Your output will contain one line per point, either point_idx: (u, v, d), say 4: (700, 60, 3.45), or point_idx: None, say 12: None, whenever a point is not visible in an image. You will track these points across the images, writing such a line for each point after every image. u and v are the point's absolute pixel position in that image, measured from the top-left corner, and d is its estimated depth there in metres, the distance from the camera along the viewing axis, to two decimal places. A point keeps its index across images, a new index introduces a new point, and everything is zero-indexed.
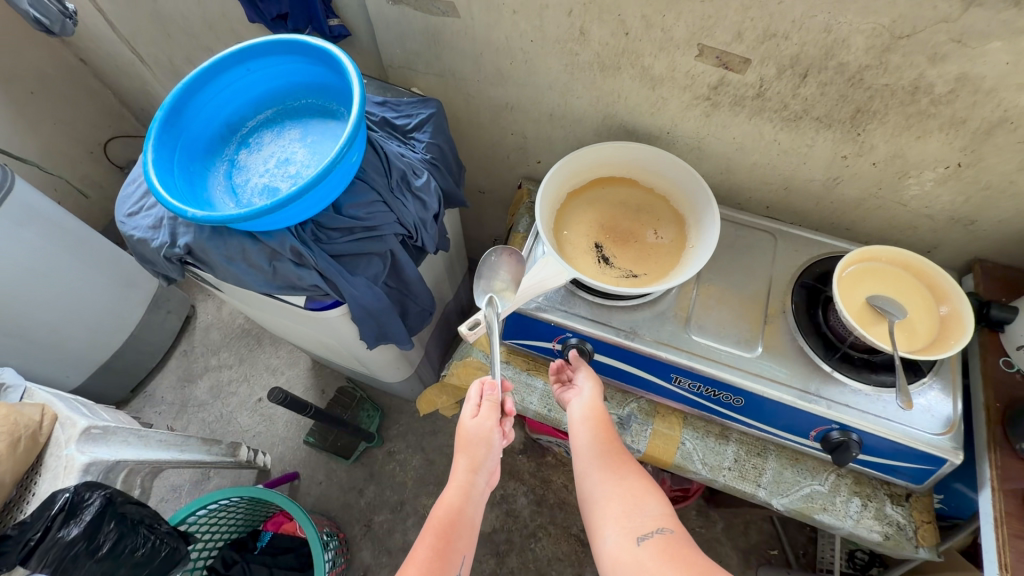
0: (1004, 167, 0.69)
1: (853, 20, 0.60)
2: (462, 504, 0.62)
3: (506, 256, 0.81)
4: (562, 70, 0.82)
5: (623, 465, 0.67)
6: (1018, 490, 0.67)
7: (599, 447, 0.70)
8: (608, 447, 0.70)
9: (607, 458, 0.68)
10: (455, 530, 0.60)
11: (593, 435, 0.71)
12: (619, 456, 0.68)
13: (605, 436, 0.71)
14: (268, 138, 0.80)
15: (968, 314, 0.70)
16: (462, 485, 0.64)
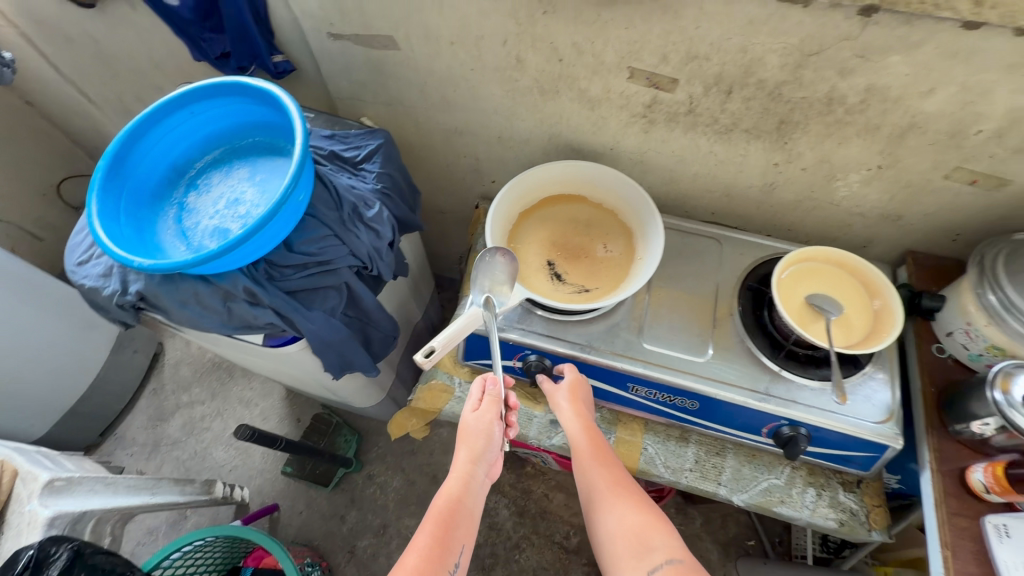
0: (920, 167, 0.73)
1: (766, 41, 0.64)
2: (463, 495, 0.66)
3: (501, 255, 0.79)
4: (504, 96, 0.84)
5: (629, 494, 0.68)
6: (954, 470, 0.72)
7: (603, 474, 0.70)
8: (614, 476, 0.71)
9: (613, 488, 0.69)
10: (454, 519, 0.65)
11: (599, 461, 0.72)
12: (624, 484, 0.70)
13: (610, 463, 0.72)
14: (216, 179, 0.81)
15: (898, 307, 0.74)
16: (463, 479, 0.68)
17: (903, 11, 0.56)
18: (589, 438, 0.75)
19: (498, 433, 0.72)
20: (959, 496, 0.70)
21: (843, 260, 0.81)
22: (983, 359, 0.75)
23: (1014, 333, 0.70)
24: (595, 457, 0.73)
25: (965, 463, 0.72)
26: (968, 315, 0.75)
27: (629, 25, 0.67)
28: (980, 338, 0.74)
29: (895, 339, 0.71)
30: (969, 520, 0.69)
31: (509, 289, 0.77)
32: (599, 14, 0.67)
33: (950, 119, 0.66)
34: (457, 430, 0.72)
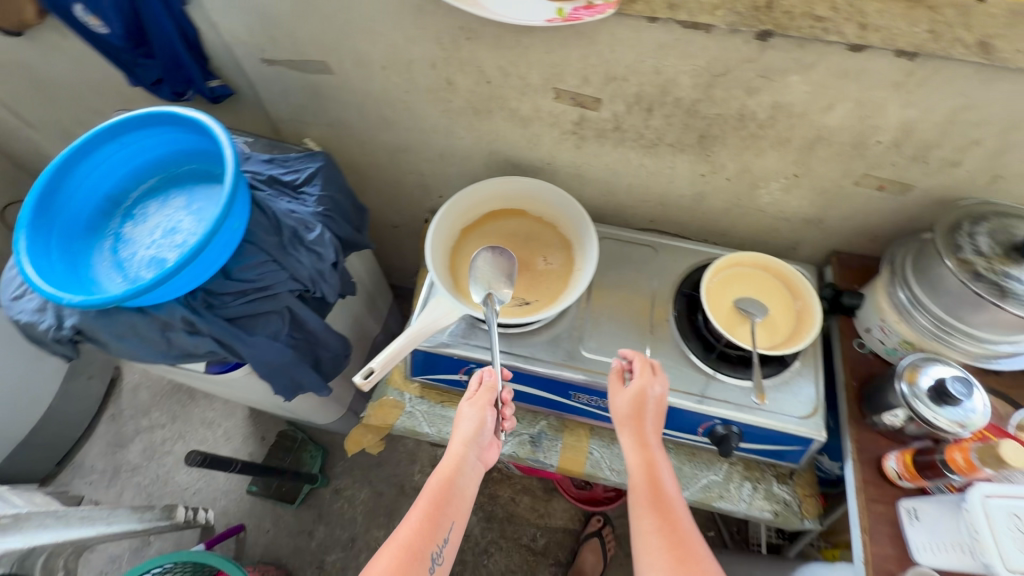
0: (831, 175, 0.78)
1: (676, 63, 0.67)
2: (457, 477, 0.68)
3: (492, 254, 0.84)
4: (440, 116, 0.86)
5: (684, 561, 0.61)
6: (872, 458, 0.77)
7: (659, 527, 0.64)
8: (671, 532, 0.64)
9: (668, 549, 0.62)
10: (445, 498, 0.67)
11: (655, 510, 0.66)
12: (679, 544, 0.63)
13: (670, 510, 0.66)
14: (153, 208, 0.81)
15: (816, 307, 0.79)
16: (456, 463, 0.69)
17: (795, 36, 0.60)
18: (651, 479, 0.68)
19: (489, 418, 0.72)
20: (877, 484, 0.75)
21: (768, 264, 0.85)
22: (898, 353, 0.80)
23: (921, 329, 0.76)
24: (653, 502, 0.67)
25: (882, 452, 0.77)
26: (881, 312, 0.80)
27: (549, 49, 0.69)
28: (893, 333, 0.79)
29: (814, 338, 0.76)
30: (886, 505, 0.73)
31: (507, 285, 0.82)
32: (519, 39, 0.69)
33: (851, 131, 0.70)
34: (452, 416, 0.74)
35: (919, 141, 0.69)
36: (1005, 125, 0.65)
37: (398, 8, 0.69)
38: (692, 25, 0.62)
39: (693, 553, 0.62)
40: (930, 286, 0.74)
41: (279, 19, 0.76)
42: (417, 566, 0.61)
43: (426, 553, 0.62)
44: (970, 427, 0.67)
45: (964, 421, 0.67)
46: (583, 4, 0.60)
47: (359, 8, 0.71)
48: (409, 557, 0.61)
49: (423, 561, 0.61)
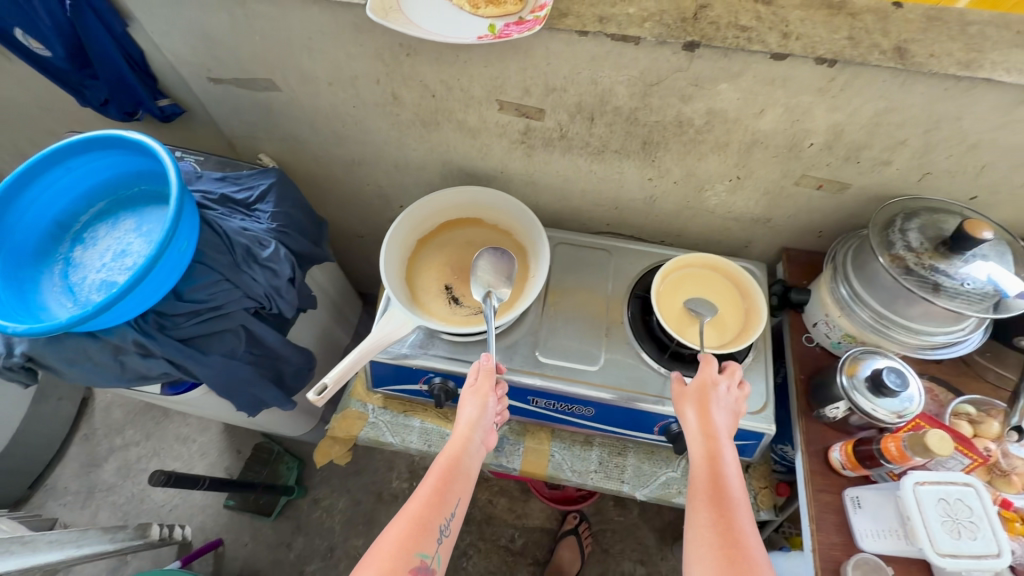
0: (771, 176, 0.80)
1: (611, 74, 0.68)
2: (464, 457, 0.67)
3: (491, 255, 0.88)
4: (390, 129, 0.87)
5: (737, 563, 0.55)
6: (820, 449, 0.79)
7: (716, 524, 0.58)
8: (728, 530, 0.58)
9: (719, 547, 0.56)
10: (452, 475, 0.66)
11: (712, 505, 0.60)
12: (734, 543, 0.57)
13: (729, 505, 0.60)
14: (103, 231, 0.80)
15: (761, 304, 0.81)
16: (462, 444, 0.68)
17: (720, 46, 0.62)
18: (714, 472, 0.63)
19: (490, 403, 0.72)
20: (825, 474, 0.77)
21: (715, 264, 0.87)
22: (843, 346, 0.83)
23: (861, 323, 0.78)
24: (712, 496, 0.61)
25: (829, 443, 0.79)
26: (825, 308, 0.82)
27: (487, 63, 0.70)
28: (836, 328, 0.82)
29: (759, 334, 0.78)
30: (833, 495, 0.76)
31: (506, 286, 0.85)
32: (458, 54, 0.70)
33: (785, 135, 0.72)
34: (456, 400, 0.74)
35: (849, 142, 0.72)
36: (927, 126, 0.67)
37: (337, 27, 0.69)
38: (622, 38, 0.63)
39: (749, 554, 0.56)
40: (867, 281, 0.77)
41: (221, 39, 0.76)
42: (425, 538, 0.60)
43: (435, 525, 0.61)
44: (907, 416, 0.71)
45: (901, 411, 0.71)
46: (514, 21, 0.63)
47: (298, 28, 0.71)
48: (417, 528, 0.60)
49: (431, 534, 0.61)
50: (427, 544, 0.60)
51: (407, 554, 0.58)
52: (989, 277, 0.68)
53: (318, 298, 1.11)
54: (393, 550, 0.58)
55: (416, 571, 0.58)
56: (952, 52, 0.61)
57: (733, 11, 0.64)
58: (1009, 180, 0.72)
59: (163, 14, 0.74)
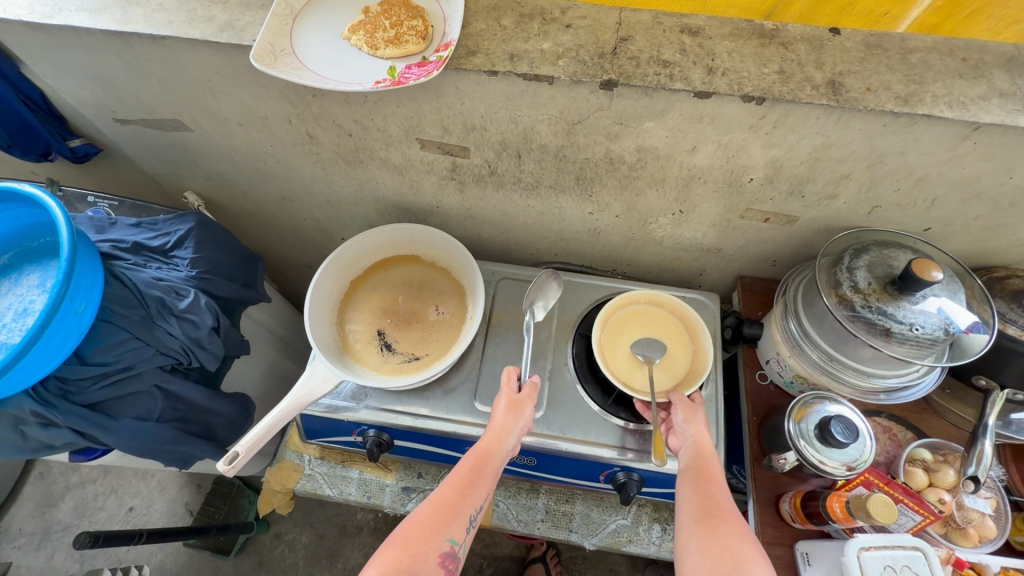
0: (714, 210, 0.76)
1: (531, 113, 0.63)
2: (499, 455, 0.64)
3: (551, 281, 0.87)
4: (314, 167, 0.82)
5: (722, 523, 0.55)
6: (770, 497, 0.74)
7: (706, 496, 0.58)
8: (711, 499, 0.58)
9: (704, 514, 0.56)
10: (483, 470, 0.62)
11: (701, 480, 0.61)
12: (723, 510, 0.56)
13: (713, 483, 0.60)
14: (5, 288, 0.75)
15: (706, 341, 0.76)
16: (497, 440, 0.65)
17: (639, 84, 0.57)
18: (700, 457, 0.64)
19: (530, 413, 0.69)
20: (775, 525, 0.73)
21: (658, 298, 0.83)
22: (796, 385, 0.78)
23: (810, 364, 0.74)
24: (699, 477, 0.61)
25: (781, 491, 0.74)
26: (776, 345, 0.78)
27: (398, 103, 0.65)
28: (788, 367, 0.77)
29: (706, 376, 0.73)
30: (783, 548, 0.72)
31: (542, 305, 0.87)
32: (365, 95, 0.65)
33: (722, 171, 0.67)
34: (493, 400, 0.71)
35: (791, 177, 0.67)
36: (870, 161, 0.62)
37: (233, 69, 0.64)
38: (534, 78, 0.58)
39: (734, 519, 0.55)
40: (815, 319, 0.72)
41: (117, 82, 0.71)
42: (453, 524, 0.58)
43: (464, 513, 0.59)
44: (859, 467, 0.66)
45: (853, 462, 0.66)
46: (416, 62, 0.59)
47: (194, 70, 0.66)
48: (444, 514, 0.58)
49: (460, 520, 0.58)
50: (455, 530, 0.57)
51: (433, 539, 0.56)
52: (941, 309, 0.64)
53: (262, 336, 1.06)
54: (420, 532, 0.56)
55: (445, 557, 0.55)
56: (890, 85, 0.57)
57: (656, 43, 0.60)
58: (961, 213, 0.68)
59: (50, 57, 0.69)
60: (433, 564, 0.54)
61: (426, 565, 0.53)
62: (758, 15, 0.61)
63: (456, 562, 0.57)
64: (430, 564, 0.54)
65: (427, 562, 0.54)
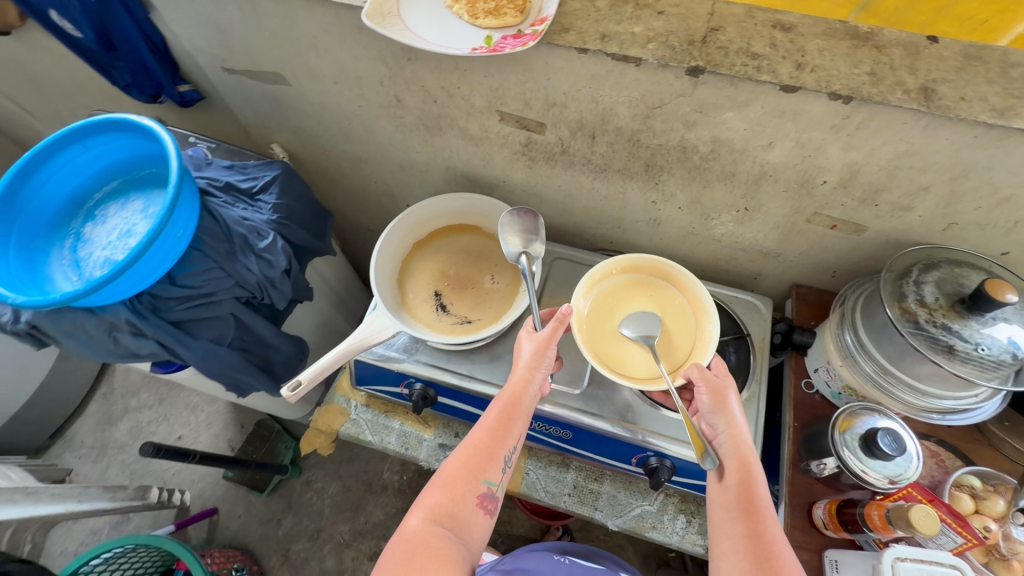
0: (781, 210, 0.76)
1: (612, 94, 0.66)
2: (524, 405, 0.64)
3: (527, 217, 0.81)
4: (395, 130, 0.86)
5: (776, 567, 0.51)
6: (804, 504, 0.74)
7: (753, 535, 0.55)
8: (763, 540, 0.54)
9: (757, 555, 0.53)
10: (514, 414, 0.64)
11: (744, 514, 0.57)
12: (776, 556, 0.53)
13: (760, 513, 0.56)
14: (113, 210, 0.84)
15: (703, 292, 0.74)
16: (524, 392, 0.65)
17: (725, 73, 0.58)
18: (745, 476, 0.59)
19: (552, 354, 0.69)
20: (805, 530, 0.73)
21: (632, 265, 0.78)
22: (843, 397, 0.77)
23: (863, 375, 0.73)
24: (743, 499, 0.58)
25: (815, 498, 0.74)
26: (828, 354, 0.77)
27: (487, 74, 0.69)
28: (837, 377, 0.77)
29: (720, 325, 0.70)
30: (811, 553, 0.72)
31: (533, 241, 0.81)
32: (457, 63, 0.69)
33: (795, 170, 0.68)
34: (516, 345, 0.71)
35: (866, 184, 0.66)
36: (953, 174, 0.61)
37: (339, 27, 0.69)
38: (622, 58, 0.60)
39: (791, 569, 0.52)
40: (874, 331, 0.72)
41: (233, 33, 0.77)
42: (489, 468, 0.60)
43: (498, 456, 0.61)
44: (901, 482, 0.66)
45: (896, 476, 0.66)
46: (513, 33, 0.62)
47: (303, 27, 0.71)
48: (480, 457, 0.60)
49: (496, 464, 0.60)
50: (491, 473, 0.60)
51: (471, 481, 0.58)
52: (1011, 337, 0.62)
53: (321, 288, 1.13)
54: (457, 477, 0.58)
55: (482, 497, 0.58)
56: (986, 97, 0.56)
57: (747, 36, 0.61)
58: None
59: (180, 5, 0.76)
60: (472, 506, 0.58)
61: (465, 509, 0.57)
62: (835, 14, 0.62)
63: (495, 501, 0.60)
64: (470, 507, 0.57)
65: (466, 505, 0.57)
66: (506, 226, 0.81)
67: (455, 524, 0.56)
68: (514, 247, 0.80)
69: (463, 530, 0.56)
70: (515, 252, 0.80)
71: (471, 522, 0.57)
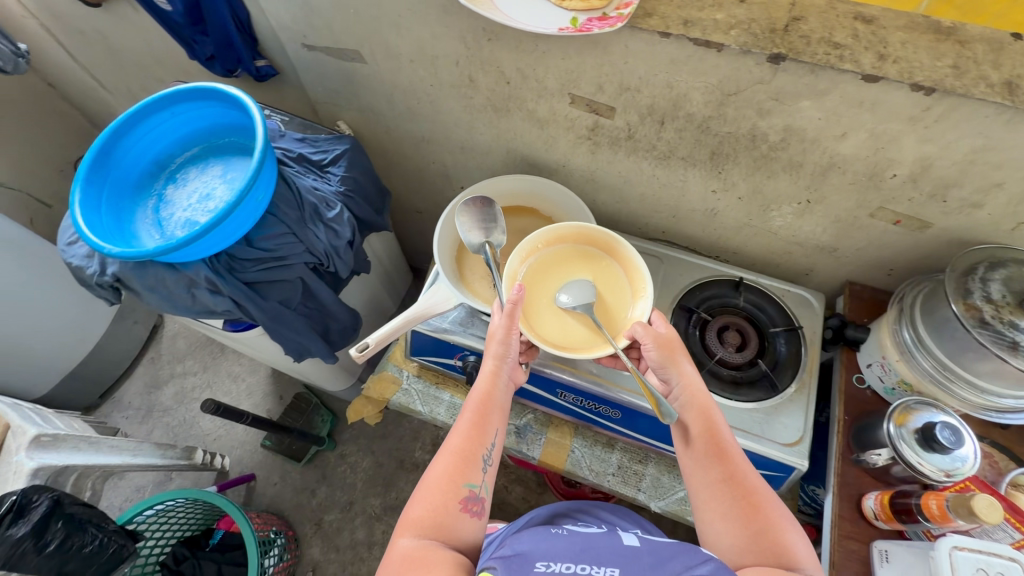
0: (845, 203, 0.76)
1: (689, 79, 0.67)
2: (493, 391, 0.67)
3: (480, 204, 0.85)
4: (463, 111, 0.89)
5: (753, 508, 0.59)
6: (853, 495, 0.75)
7: (728, 487, 0.61)
8: (738, 486, 0.61)
9: (739, 502, 0.60)
10: (488, 410, 0.66)
11: (717, 458, 0.63)
12: (752, 492, 0.60)
13: (730, 462, 0.63)
14: (193, 174, 0.88)
15: (630, 250, 0.76)
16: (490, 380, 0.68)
17: (808, 61, 0.59)
18: (709, 431, 0.65)
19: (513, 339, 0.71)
20: (854, 521, 0.74)
21: (554, 234, 0.79)
22: (896, 393, 0.78)
23: (920, 371, 0.73)
24: (714, 454, 0.64)
25: (864, 490, 0.75)
26: (884, 349, 0.78)
27: (565, 56, 0.71)
28: (893, 372, 0.77)
29: (652, 281, 0.74)
30: (859, 543, 0.72)
31: (494, 229, 0.85)
32: (536, 44, 0.71)
33: (866, 162, 0.69)
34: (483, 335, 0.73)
35: (937, 178, 0.67)
36: None
37: (425, 6, 0.72)
38: (704, 44, 0.62)
39: (768, 502, 0.60)
40: (935, 328, 0.71)
41: (319, 10, 0.81)
42: (469, 470, 0.61)
43: (477, 455, 0.63)
44: (956, 476, 0.66)
45: (951, 470, 0.66)
46: (598, 16, 0.64)
47: (389, 5, 0.74)
48: (463, 461, 0.62)
49: (475, 463, 0.62)
50: (472, 476, 0.61)
51: (455, 487, 0.60)
52: None
53: (373, 264, 1.16)
54: (443, 481, 0.60)
55: (466, 500, 0.59)
56: None
57: (829, 26, 0.62)
58: None
59: None
60: (458, 511, 0.58)
61: (453, 518, 0.58)
62: (911, 7, 0.63)
63: (481, 502, 0.60)
64: (456, 514, 0.58)
65: (450, 512, 0.58)
66: (464, 218, 0.84)
67: (444, 533, 0.57)
68: (477, 237, 0.85)
69: (454, 536, 0.57)
70: (478, 243, 0.84)
71: (461, 528, 0.58)
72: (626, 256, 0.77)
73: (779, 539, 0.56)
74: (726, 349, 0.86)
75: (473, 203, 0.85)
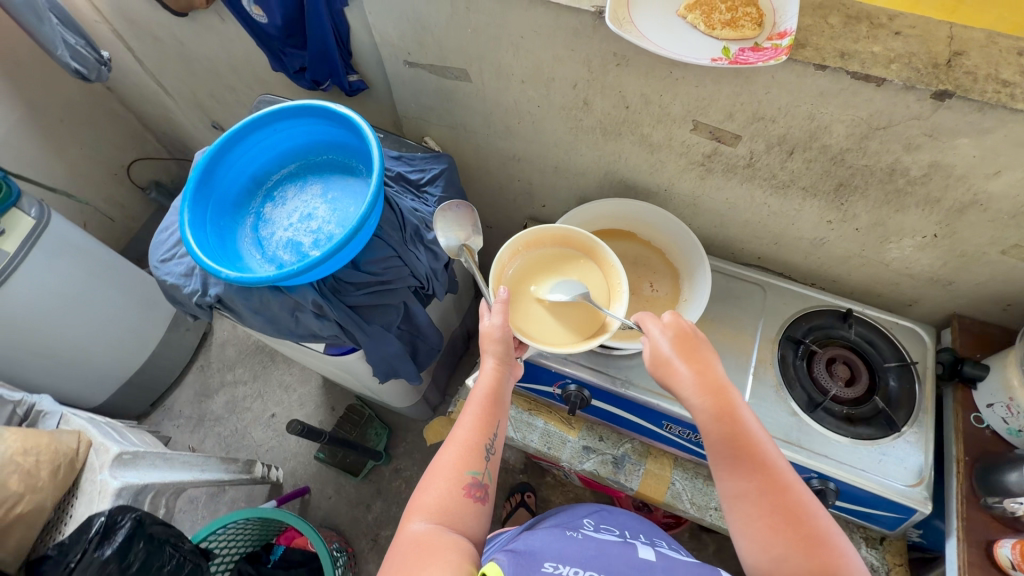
0: (977, 239, 0.74)
1: (834, 112, 0.65)
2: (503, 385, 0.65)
3: (465, 211, 0.84)
4: (567, 132, 0.87)
5: (783, 521, 0.52)
6: (981, 541, 0.73)
7: (753, 503, 0.54)
8: (767, 499, 0.54)
9: (765, 519, 0.53)
10: (494, 404, 0.65)
11: (740, 466, 0.56)
12: (786, 498, 0.54)
13: (755, 469, 0.55)
14: (291, 193, 0.86)
15: (604, 248, 0.76)
16: (495, 376, 0.66)
17: (978, 99, 0.57)
18: (729, 437, 0.57)
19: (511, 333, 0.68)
20: (984, 569, 0.72)
21: (531, 239, 0.78)
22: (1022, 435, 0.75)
23: None
24: (736, 463, 0.56)
25: (993, 536, 0.73)
26: (1011, 389, 0.75)
27: (700, 84, 0.69)
28: (1021, 415, 0.74)
29: (624, 274, 0.74)
30: None
31: (476, 235, 0.84)
32: (671, 71, 0.69)
33: (1013, 201, 0.66)
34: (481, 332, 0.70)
35: None
36: None
37: (555, 29, 0.70)
38: (863, 78, 0.60)
39: (801, 501, 0.54)
40: None
41: (431, 27, 0.79)
42: (472, 459, 0.61)
43: (481, 446, 0.62)
44: None
45: None
46: (749, 46, 0.62)
47: (512, 27, 0.73)
48: (467, 451, 0.61)
49: (479, 453, 0.61)
50: (474, 463, 0.61)
51: (457, 473, 0.59)
52: None
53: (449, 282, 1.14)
54: (447, 468, 0.60)
55: (468, 487, 0.59)
56: None
57: (993, 62, 0.60)
58: None
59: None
60: (461, 497, 0.58)
61: (456, 504, 0.58)
62: None
63: (484, 488, 0.60)
64: (459, 501, 0.58)
65: (456, 499, 0.58)
66: (442, 223, 0.83)
67: (451, 518, 0.56)
68: (456, 240, 0.83)
69: (462, 522, 0.57)
70: (457, 245, 0.82)
71: (465, 515, 0.58)
72: (603, 256, 0.76)
73: (809, 564, 0.50)
74: (837, 383, 0.83)
75: (454, 206, 0.84)
